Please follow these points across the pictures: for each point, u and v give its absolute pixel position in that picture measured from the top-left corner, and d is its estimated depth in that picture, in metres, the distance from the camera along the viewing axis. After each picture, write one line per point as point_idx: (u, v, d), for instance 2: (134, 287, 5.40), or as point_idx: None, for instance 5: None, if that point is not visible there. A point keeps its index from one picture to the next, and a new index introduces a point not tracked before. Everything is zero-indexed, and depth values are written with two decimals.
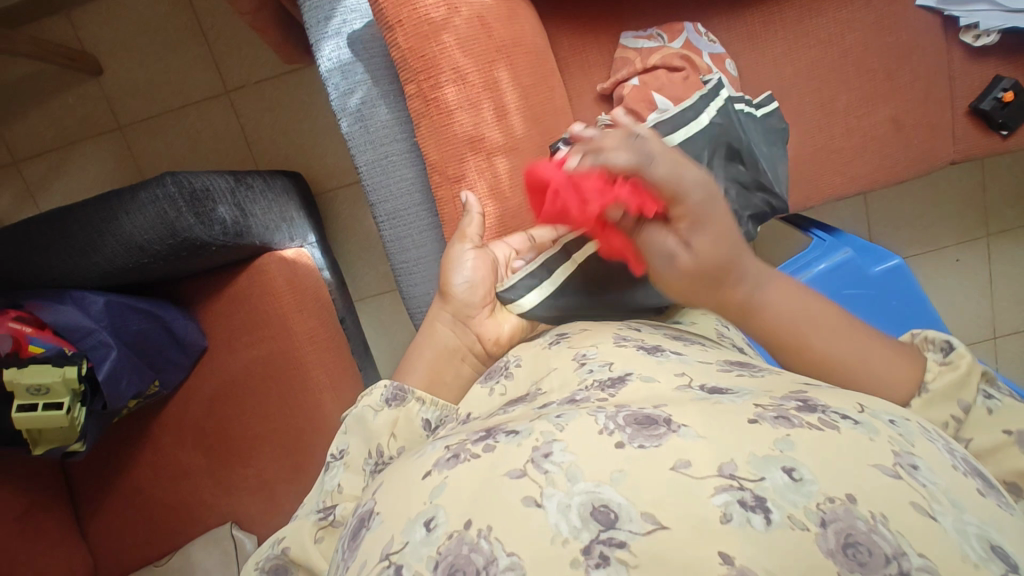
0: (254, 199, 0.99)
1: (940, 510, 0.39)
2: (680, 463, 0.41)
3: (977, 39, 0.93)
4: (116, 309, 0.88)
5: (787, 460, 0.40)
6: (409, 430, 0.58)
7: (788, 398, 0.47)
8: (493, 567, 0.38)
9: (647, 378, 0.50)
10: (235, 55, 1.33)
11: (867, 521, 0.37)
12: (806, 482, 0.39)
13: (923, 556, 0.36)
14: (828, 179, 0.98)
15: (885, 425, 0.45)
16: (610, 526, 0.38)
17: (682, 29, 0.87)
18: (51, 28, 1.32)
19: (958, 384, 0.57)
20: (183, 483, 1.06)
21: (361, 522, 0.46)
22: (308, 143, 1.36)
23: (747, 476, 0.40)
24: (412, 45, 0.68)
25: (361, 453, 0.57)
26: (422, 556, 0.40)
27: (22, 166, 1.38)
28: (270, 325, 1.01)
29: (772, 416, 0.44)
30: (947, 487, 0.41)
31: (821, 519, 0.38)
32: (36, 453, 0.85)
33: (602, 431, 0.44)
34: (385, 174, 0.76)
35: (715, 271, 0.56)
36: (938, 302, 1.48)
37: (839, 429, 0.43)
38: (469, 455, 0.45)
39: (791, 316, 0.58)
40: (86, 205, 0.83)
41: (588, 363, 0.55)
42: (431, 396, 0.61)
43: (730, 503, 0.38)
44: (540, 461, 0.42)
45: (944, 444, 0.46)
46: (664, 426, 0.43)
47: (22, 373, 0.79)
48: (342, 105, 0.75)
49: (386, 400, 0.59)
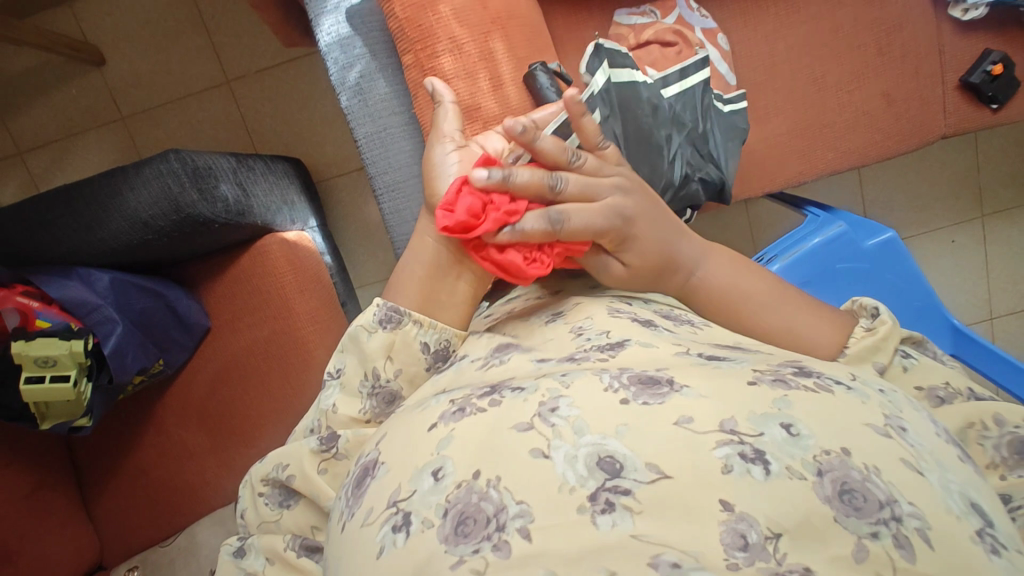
0: (256, 180, 1.01)
1: (927, 467, 0.41)
2: (682, 418, 0.42)
3: (965, 14, 0.94)
4: (121, 285, 0.90)
5: (785, 417, 0.42)
6: (407, 353, 0.60)
7: (784, 365, 0.48)
8: (504, 515, 0.39)
9: (646, 343, 0.52)
10: (236, 44, 1.35)
11: (860, 471, 0.39)
12: (802, 437, 0.41)
13: (913, 505, 0.38)
14: (822, 154, 0.99)
15: (875, 393, 0.47)
16: (616, 474, 0.39)
17: (674, 5, 0.89)
18: (54, 20, 1.34)
19: (877, 349, 0.62)
20: (187, 463, 1.07)
21: (366, 471, 0.48)
22: (308, 131, 1.38)
23: (747, 432, 0.41)
24: (410, 15, 0.70)
25: (356, 374, 0.60)
26: (431, 504, 0.41)
27: (26, 157, 1.40)
28: (271, 304, 1.03)
29: (770, 379, 0.45)
30: (932, 449, 0.43)
31: (817, 469, 0.39)
32: (43, 428, 0.87)
33: (606, 389, 0.45)
34: (384, 147, 0.77)
35: (652, 272, 0.62)
36: (935, 283, 1.49)
37: (833, 392, 0.44)
38: (475, 409, 0.46)
39: (727, 284, 0.64)
40: (91, 181, 0.85)
41: (585, 332, 0.56)
42: (428, 318, 0.61)
43: (731, 455, 0.40)
44: (546, 415, 0.43)
45: (928, 414, 0.48)
46: (667, 385, 0.44)
47: (30, 346, 0.81)
48: (342, 79, 0.77)
49: (379, 321, 0.60)
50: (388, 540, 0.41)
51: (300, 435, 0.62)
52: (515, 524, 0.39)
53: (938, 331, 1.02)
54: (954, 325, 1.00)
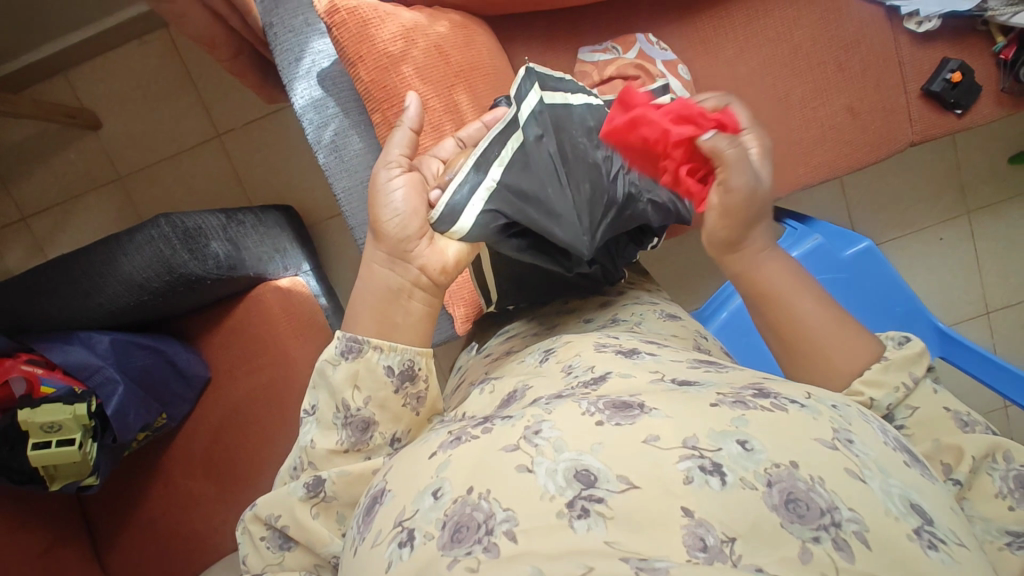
0: (246, 233, 1.05)
1: (869, 474, 0.43)
2: (651, 436, 0.43)
3: (919, 26, 0.97)
4: (121, 346, 0.93)
5: (741, 434, 0.44)
6: (371, 379, 0.60)
7: (745, 388, 0.49)
8: (492, 520, 0.41)
9: (624, 374, 0.54)
10: (225, 101, 1.40)
11: (807, 481, 0.41)
12: (756, 451, 0.43)
13: (853, 510, 0.41)
14: (793, 170, 1.01)
15: (827, 408, 0.48)
16: (591, 485, 0.41)
17: (635, 40, 0.93)
18: (50, 90, 1.39)
19: (913, 363, 0.60)
20: (195, 512, 1.08)
21: (374, 499, 0.49)
22: (298, 177, 1.42)
23: (707, 447, 0.43)
24: (374, 77, 0.73)
25: (329, 408, 0.60)
26: (431, 519, 0.43)
27: (30, 221, 1.44)
28: (271, 352, 1.06)
29: (731, 400, 0.46)
30: (877, 457, 0.45)
31: (767, 480, 0.41)
32: (52, 489, 0.90)
33: (584, 412, 0.46)
34: (361, 199, 0.80)
35: (755, 211, 0.62)
36: (927, 282, 1.49)
37: (788, 410, 0.46)
38: (470, 436, 0.48)
39: (781, 286, 0.62)
40: (87, 250, 0.89)
41: (573, 370, 0.58)
42: (388, 341, 0.61)
43: (692, 467, 0.42)
44: (530, 437, 0.45)
45: (878, 425, 0.49)
46: (638, 407, 0.46)
47: (36, 413, 0.84)
48: (318, 137, 0.80)
49: (341, 352, 0.60)
50: (394, 556, 0.43)
51: (286, 478, 0.63)
52: (503, 528, 0.41)
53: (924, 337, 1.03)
54: (940, 330, 1.00)
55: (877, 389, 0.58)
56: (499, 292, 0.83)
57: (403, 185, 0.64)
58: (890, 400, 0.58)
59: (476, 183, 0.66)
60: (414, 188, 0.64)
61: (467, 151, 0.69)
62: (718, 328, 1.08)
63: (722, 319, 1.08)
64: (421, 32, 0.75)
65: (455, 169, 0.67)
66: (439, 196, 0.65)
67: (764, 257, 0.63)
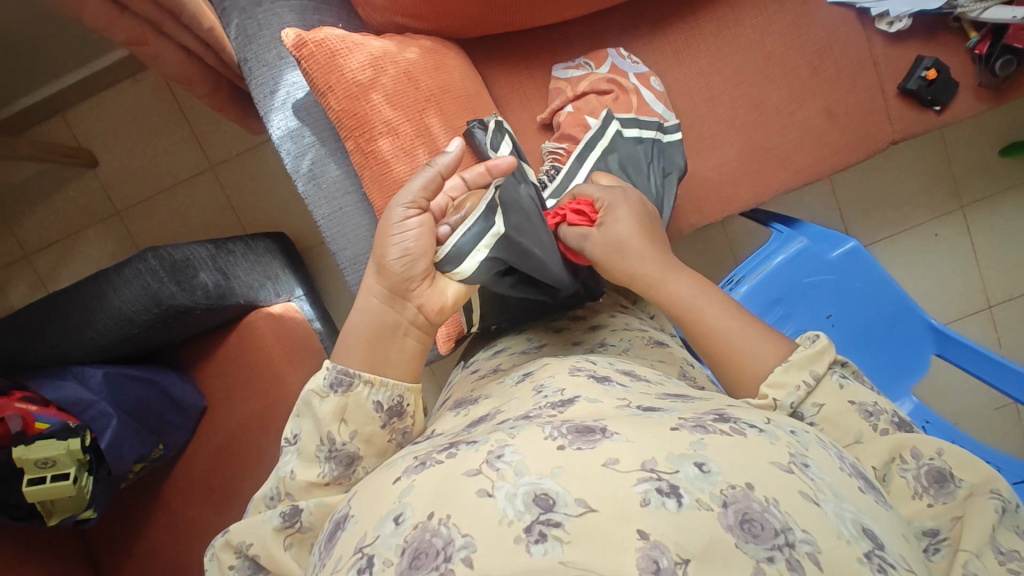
0: (236, 261, 1.07)
1: (824, 498, 0.44)
2: (610, 460, 0.44)
3: (891, 26, 0.97)
4: (114, 379, 0.95)
5: (699, 456, 0.45)
6: (360, 414, 0.61)
7: (706, 413, 0.50)
8: (450, 547, 0.41)
9: (592, 400, 0.54)
10: (217, 132, 1.44)
11: (762, 503, 0.42)
12: (713, 473, 0.43)
13: (806, 531, 0.42)
14: (774, 174, 1.01)
15: (786, 434, 0.50)
16: (549, 509, 0.42)
17: (607, 55, 0.94)
18: (49, 131, 1.43)
19: (815, 360, 0.60)
20: (197, 542, 1.06)
21: (337, 525, 0.50)
22: (291, 204, 1.45)
23: (665, 469, 0.43)
24: (345, 106, 0.74)
25: (312, 440, 0.61)
26: (391, 546, 0.43)
27: (33, 259, 1.48)
28: (265, 382, 1.07)
29: (691, 425, 0.48)
30: (832, 482, 0.47)
31: (723, 501, 0.42)
32: (50, 524, 0.91)
33: (546, 436, 0.47)
34: (341, 225, 0.82)
35: (617, 244, 0.68)
36: (925, 278, 1.47)
37: (746, 436, 0.47)
38: (433, 461, 0.48)
39: (684, 302, 0.64)
40: (77, 286, 0.91)
41: (544, 390, 0.58)
42: (378, 376, 0.63)
43: (649, 490, 0.42)
44: (493, 461, 0.45)
45: (836, 452, 0.52)
46: (599, 432, 0.46)
47: (29, 449, 0.85)
48: (296, 167, 0.82)
49: (330, 385, 0.61)
50: None
51: (258, 506, 0.62)
52: (460, 555, 0.40)
53: (919, 334, 1.04)
54: (936, 328, 1.01)
55: (780, 390, 0.58)
56: (482, 313, 0.86)
57: (416, 227, 0.64)
58: (794, 400, 0.58)
59: (483, 230, 0.69)
60: (427, 231, 0.64)
61: (478, 194, 0.70)
62: None
63: None
64: (390, 59, 0.76)
65: (466, 210, 0.69)
66: (448, 233, 0.67)
67: (667, 277, 0.66)
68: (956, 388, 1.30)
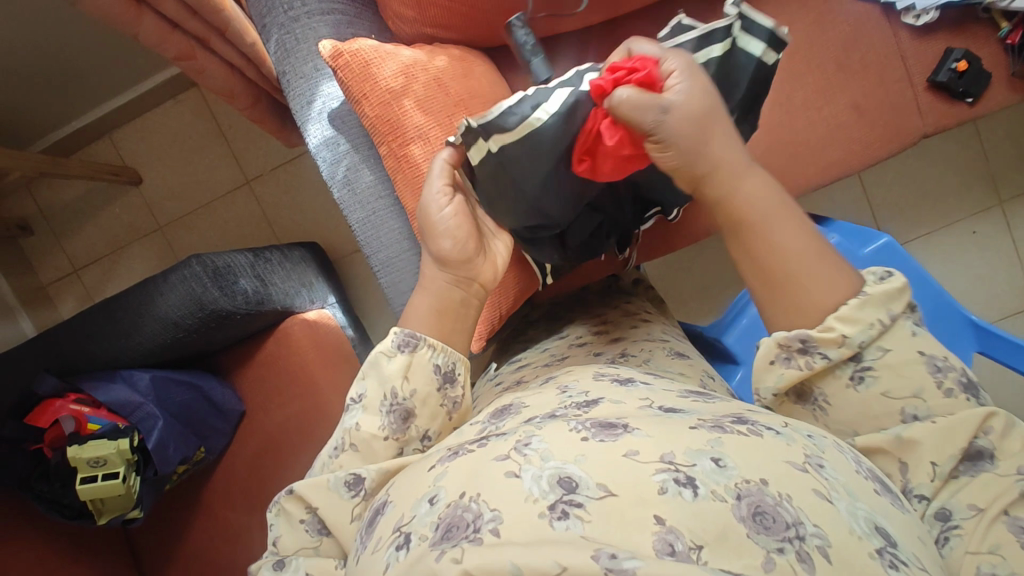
0: (274, 269, 1.11)
1: (836, 496, 0.45)
2: (630, 451, 0.44)
3: (918, 19, 0.97)
4: (160, 382, 0.98)
5: (716, 452, 0.45)
6: (421, 375, 0.64)
7: (725, 415, 0.51)
8: (480, 520, 0.42)
9: (616, 401, 0.53)
10: (253, 148, 1.50)
11: (775, 497, 0.43)
12: (728, 467, 0.44)
13: (816, 526, 0.42)
14: (800, 170, 1.00)
15: (802, 437, 0.51)
16: (572, 491, 0.42)
17: None
18: (96, 151, 1.51)
19: (892, 299, 0.61)
20: (235, 543, 1.08)
21: (377, 510, 0.51)
22: (324, 215, 1.49)
23: (683, 462, 0.44)
24: (378, 113, 0.78)
25: (376, 395, 0.63)
26: (426, 523, 0.44)
27: (81, 273, 1.55)
28: (302, 385, 1.10)
29: (709, 425, 0.48)
30: (846, 481, 0.47)
31: (736, 494, 0.42)
32: (100, 522, 0.94)
33: (570, 429, 0.48)
34: (375, 228, 0.85)
35: (701, 119, 0.60)
36: (962, 277, 1.43)
37: (763, 436, 0.48)
38: (466, 450, 0.49)
39: (759, 213, 0.63)
40: (126, 294, 0.95)
41: (568, 391, 0.58)
42: (439, 342, 0.66)
43: (666, 479, 0.43)
44: (521, 448, 0.46)
45: (852, 456, 0.52)
46: (621, 426, 0.47)
47: (82, 449, 0.89)
48: (333, 174, 0.86)
49: (397, 345, 0.64)
50: (391, 558, 0.44)
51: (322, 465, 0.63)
52: (489, 526, 0.42)
53: (959, 331, 1.01)
54: (974, 323, 0.98)
55: (851, 325, 0.60)
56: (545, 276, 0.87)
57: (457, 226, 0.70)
58: (865, 337, 0.60)
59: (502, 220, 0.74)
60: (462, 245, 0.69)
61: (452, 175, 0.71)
62: (735, 340, 1.12)
63: (741, 327, 1.13)
64: (420, 68, 0.79)
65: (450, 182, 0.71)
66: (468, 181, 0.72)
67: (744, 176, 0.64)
68: (1002, 389, 1.26)
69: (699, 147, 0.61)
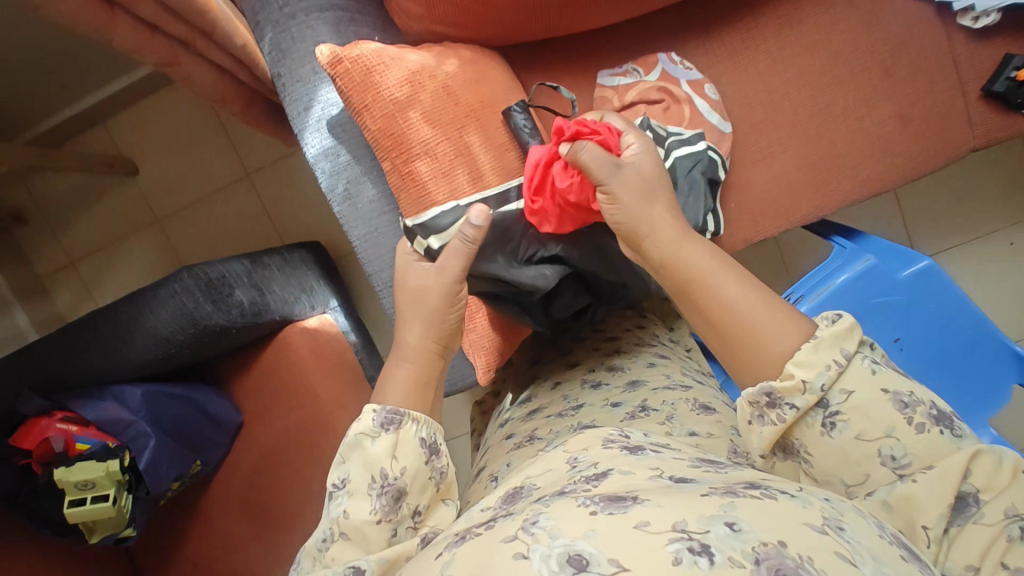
0: (272, 276, 1.05)
1: (862, 560, 0.39)
2: (641, 522, 0.38)
3: (976, 22, 0.88)
4: (152, 398, 0.94)
5: (729, 516, 0.39)
6: (410, 451, 0.58)
7: (737, 482, 0.45)
8: None
9: (625, 471, 0.48)
10: (253, 140, 1.43)
11: (796, 560, 0.37)
12: (742, 531, 0.38)
13: None
14: (838, 185, 0.92)
15: (819, 501, 0.45)
16: (583, 569, 0.36)
17: (656, 60, 0.90)
18: (91, 141, 1.45)
19: (844, 339, 0.54)
20: (232, 555, 1.05)
21: None
22: (327, 211, 1.43)
23: (696, 530, 0.38)
24: (381, 125, 0.72)
25: (364, 478, 0.56)
26: None
27: (78, 266, 1.50)
28: (299, 395, 1.05)
29: (719, 492, 0.42)
30: (869, 546, 0.41)
31: (755, 559, 0.36)
32: (92, 541, 0.91)
33: (580, 505, 0.42)
34: (377, 246, 0.79)
35: (648, 181, 0.66)
36: (997, 291, 1.35)
37: (777, 499, 0.42)
38: (473, 534, 0.44)
39: (702, 269, 0.62)
40: (115, 305, 0.90)
41: (578, 465, 0.52)
42: (421, 414, 0.61)
43: (680, 549, 0.37)
44: (529, 526, 0.41)
45: (874, 520, 0.45)
46: (630, 498, 0.41)
47: (70, 470, 0.86)
48: (332, 187, 0.79)
49: (380, 425, 0.59)
50: None
51: (307, 560, 0.55)
52: None
53: (999, 359, 0.95)
54: (1018, 352, 0.93)
55: (809, 369, 0.54)
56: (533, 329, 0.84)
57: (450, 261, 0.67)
58: (823, 381, 0.53)
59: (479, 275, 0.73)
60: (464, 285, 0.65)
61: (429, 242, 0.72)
62: None
63: None
64: (429, 74, 0.73)
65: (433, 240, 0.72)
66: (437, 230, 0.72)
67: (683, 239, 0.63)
68: None
69: (642, 203, 0.66)
